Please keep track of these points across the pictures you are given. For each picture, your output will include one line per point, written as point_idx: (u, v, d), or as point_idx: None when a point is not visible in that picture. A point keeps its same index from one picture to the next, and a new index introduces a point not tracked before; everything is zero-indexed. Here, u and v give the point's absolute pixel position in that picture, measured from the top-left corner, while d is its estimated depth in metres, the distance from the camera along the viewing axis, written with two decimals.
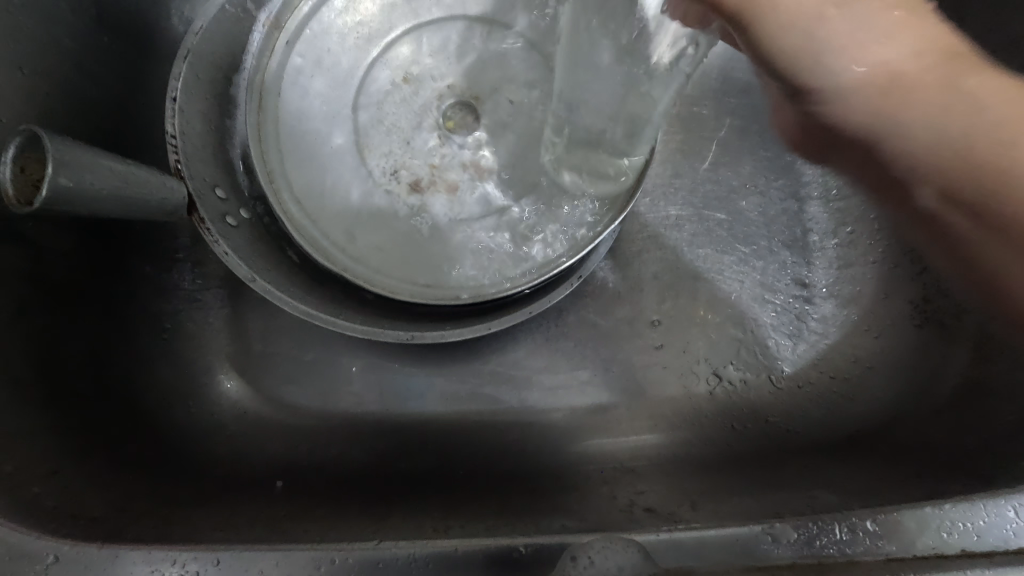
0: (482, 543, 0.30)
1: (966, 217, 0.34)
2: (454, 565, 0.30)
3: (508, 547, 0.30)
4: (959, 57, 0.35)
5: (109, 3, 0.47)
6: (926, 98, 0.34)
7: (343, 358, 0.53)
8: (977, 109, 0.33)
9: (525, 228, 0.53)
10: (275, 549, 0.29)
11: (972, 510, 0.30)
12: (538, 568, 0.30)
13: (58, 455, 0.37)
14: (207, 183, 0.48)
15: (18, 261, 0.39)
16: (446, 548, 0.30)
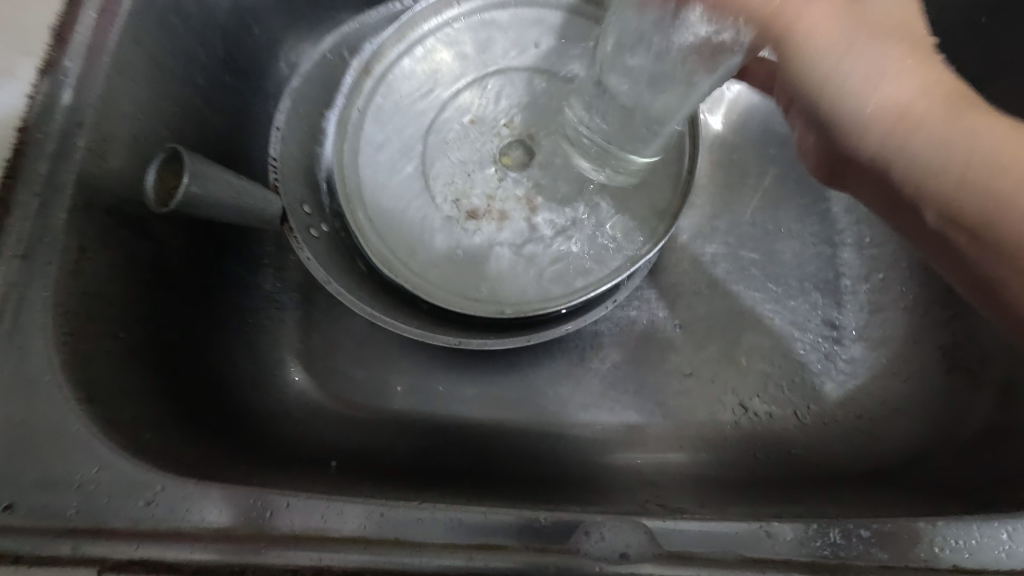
0: (508, 512, 0.34)
1: (968, 237, 0.36)
2: (482, 528, 0.34)
3: (529, 517, 0.34)
4: (967, 92, 0.35)
5: (236, 50, 0.58)
6: (936, 132, 0.35)
7: (397, 360, 0.59)
8: (980, 144, 0.34)
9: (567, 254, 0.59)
10: (334, 500, 0.35)
11: (966, 529, 0.32)
12: (557, 538, 0.33)
13: (164, 410, 0.44)
14: (297, 199, 0.57)
15: (145, 252, 0.47)
16: (477, 513, 0.34)
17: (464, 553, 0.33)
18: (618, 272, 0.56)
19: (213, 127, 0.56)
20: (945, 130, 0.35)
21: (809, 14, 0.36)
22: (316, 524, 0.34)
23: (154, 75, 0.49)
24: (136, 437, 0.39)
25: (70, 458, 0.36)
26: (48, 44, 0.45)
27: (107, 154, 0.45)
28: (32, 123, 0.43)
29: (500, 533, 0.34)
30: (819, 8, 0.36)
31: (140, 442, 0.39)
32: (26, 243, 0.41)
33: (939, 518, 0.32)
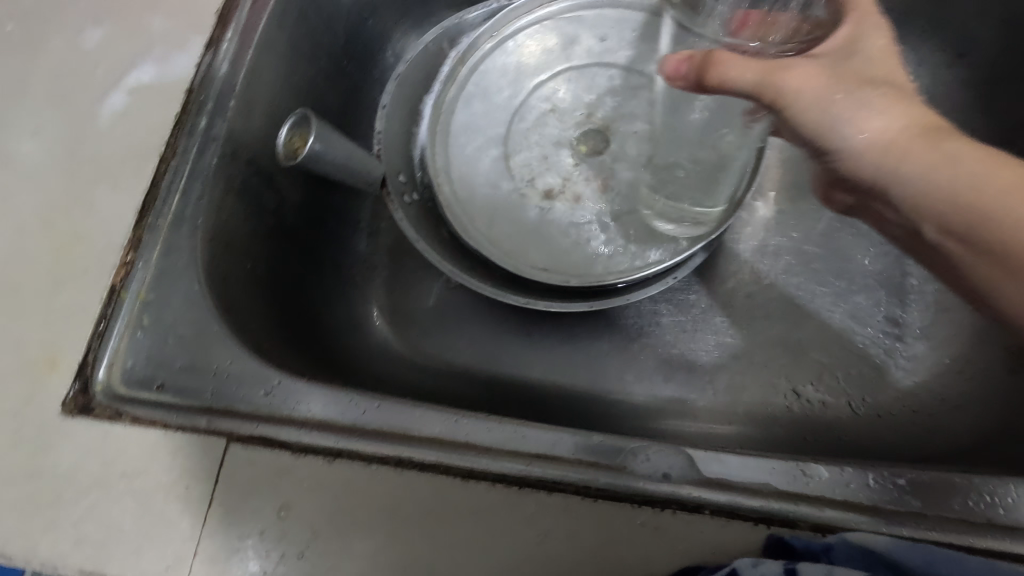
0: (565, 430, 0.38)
1: (963, 248, 0.43)
2: (540, 441, 0.38)
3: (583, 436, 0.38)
4: (940, 129, 0.43)
5: (355, 39, 0.67)
6: (922, 158, 0.43)
7: (469, 321, 0.65)
8: (955, 166, 0.42)
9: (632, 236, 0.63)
10: (416, 406, 0.40)
11: (1004, 488, 0.34)
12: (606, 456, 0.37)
13: (278, 330, 0.51)
14: (395, 169, 0.64)
15: (271, 199, 0.56)
16: (536, 428, 0.38)
17: (524, 459, 0.38)
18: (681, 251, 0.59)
19: (329, 102, 0.64)
20: (926, 160, 0.43)
21: (796, 78, 0.45)
22: (399, 423, 0.40)
23: (290, 54, 0.58)
24: (259, 345, 0.47)
25: (209, 352, 0.43)
26: (215, 25, 0.55)
27: (251, 116, 0.54)
28: (197, 87, 0.53)
29: (558, 447, 0.38)
30: (813, 67, 0.46)
31: (262, 349, 0.46)
32: (185, 180, 0.49)
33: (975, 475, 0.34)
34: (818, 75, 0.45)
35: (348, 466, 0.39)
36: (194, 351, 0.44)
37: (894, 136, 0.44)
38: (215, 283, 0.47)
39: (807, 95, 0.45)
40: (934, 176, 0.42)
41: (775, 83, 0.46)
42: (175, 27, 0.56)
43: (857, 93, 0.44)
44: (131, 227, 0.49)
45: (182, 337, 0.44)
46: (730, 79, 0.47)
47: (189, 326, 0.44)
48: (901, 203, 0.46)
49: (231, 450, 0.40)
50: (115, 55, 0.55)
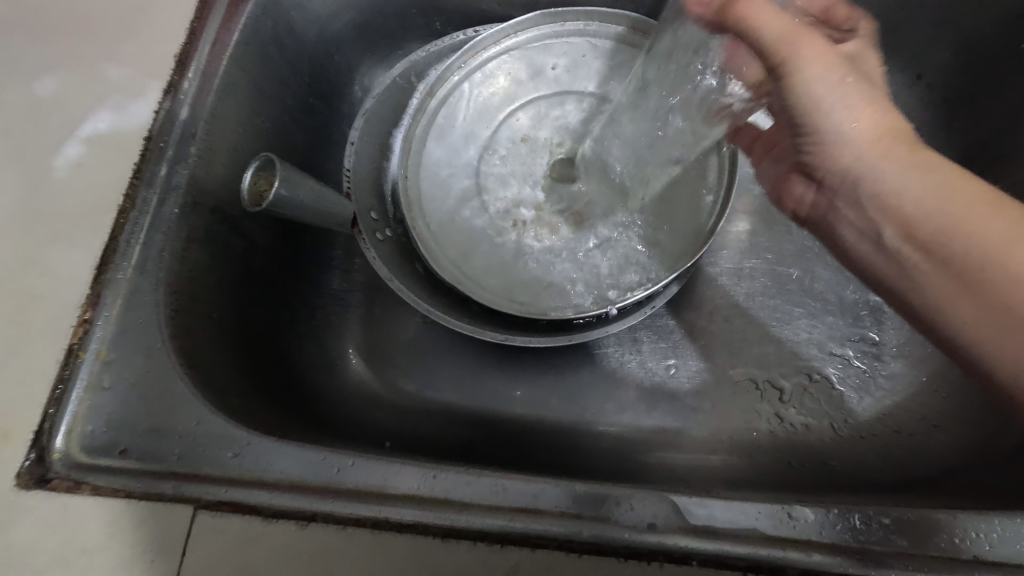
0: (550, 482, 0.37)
1: (920, 254, 0.44)
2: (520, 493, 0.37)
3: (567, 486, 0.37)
4: (907, 143, 0.46)
5: (319, 75, 0.66)
6: (895, 160, 0.45)
7: (447, 358, 0.64)
8: (933, 168, 0.44)
9: (609, 265, 0.63)
10: (393, 462, 0.39)
11: (988, 523, 0.33)
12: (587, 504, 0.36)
13: (248, 383, 0.50)
14: (366, 207, 0.63)
15: (238, 248, 0.54)
16: (516, 481, 0.37)
17: (506, 513, 0.36)
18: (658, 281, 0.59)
19: (296, 140, 0.63)
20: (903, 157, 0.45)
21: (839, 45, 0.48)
22: (380, 480, 0.38)
23: (253, 95, 0.57)
24: (227, 401, 0.45)
25: (174, 415, 0.41)
26: (172, 70, 0.54)
27: (213, 161, 0.53)
28: (155, 134, 0.51)
29: (541, 499, 0.37)
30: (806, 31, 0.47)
31: (231, 406, 0.45)
32: (146, 233, 0.48)
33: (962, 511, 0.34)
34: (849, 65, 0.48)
35: (319, 531, 0.38)
36: (159, 414, 0.41)
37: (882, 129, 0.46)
38: (183, 340, 0.46)
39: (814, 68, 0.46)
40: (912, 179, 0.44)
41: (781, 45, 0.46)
42: (131, 72, 0.54)
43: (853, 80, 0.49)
44: (89, 284, 0.47)
45: (145, 399, 0.42)
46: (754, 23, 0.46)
47: (154, 388, 0.42)
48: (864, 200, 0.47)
49: (199, 519, 0.39)
50: (69, 102, 0.53)
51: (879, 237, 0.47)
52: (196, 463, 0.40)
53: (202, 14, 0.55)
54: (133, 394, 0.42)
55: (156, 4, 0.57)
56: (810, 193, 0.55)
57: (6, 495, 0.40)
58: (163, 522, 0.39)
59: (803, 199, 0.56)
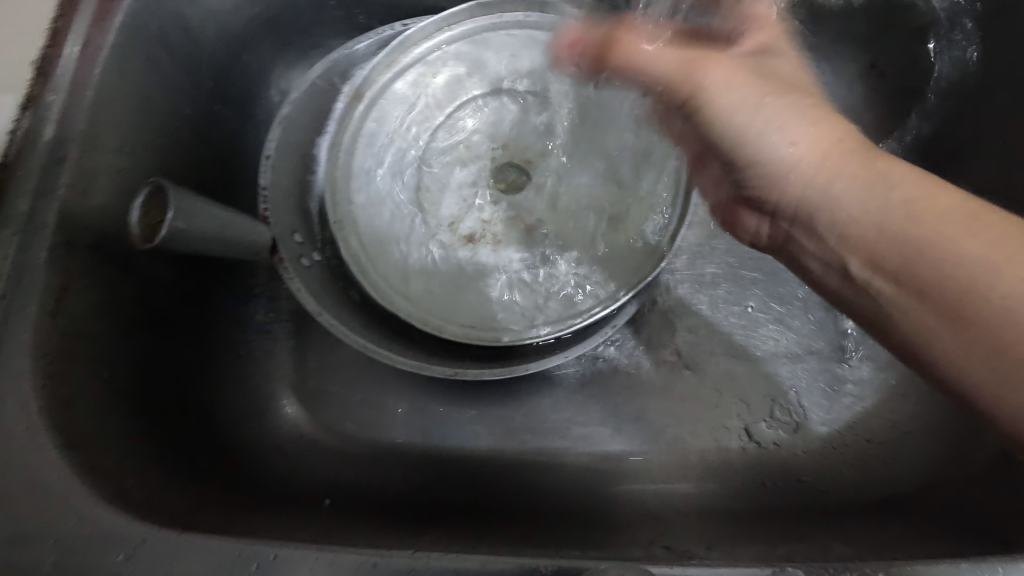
0: (512, 562, 0.32)
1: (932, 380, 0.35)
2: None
3: (531, 567, 0.32)
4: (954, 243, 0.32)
5: (224, 79, 0.57)
6: (952, 301, 0.32)
7: (391, 394, 0.57)
8: (953, 267, 0.32)
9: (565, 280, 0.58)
10: (326, 551, 0.33)
11: (991, 571, 0.30)
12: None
13: (150, 453, 0.42)
14: (288, 229, 0.56)
15: (131, 290, 0.46)
16: (473, 565, 0.32)
17: None
18: (617, 298, 0.54)
19: (200, 156, 0.55)
20: (865, 183, 0.35)
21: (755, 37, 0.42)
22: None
23: (140, 107, 0.48)
24: (123, 484, 0.38)
25: (54, 515, 0.34)
26: (30, 80, 0.44)
27: (90, 190, 0.44)
28: (13, 160, 0.42)
29: None
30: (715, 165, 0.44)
31: (128, 490, 0.38)
32: (8, 285, 0.40)
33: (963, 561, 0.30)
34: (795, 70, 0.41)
35: None
36: (32, 515, 0.34)
37: (829, 150, 0.37)
38: (63, 414, 0.38)
39: (723, 96, 0.39)
40: (876, 220, 0.35)
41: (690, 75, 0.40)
42: None
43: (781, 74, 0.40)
44: None
45: (14, 497, 0.35)
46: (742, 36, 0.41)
47: (25, 483, 0.35)
48: (824, 233, 0.37)
49: None
50: None
51: (845, 269, 0.37)
52: (81, 570, 0.33)
53: (67, 10, 0.46)
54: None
55: None
56: (764, 225, 0.42)
57: None
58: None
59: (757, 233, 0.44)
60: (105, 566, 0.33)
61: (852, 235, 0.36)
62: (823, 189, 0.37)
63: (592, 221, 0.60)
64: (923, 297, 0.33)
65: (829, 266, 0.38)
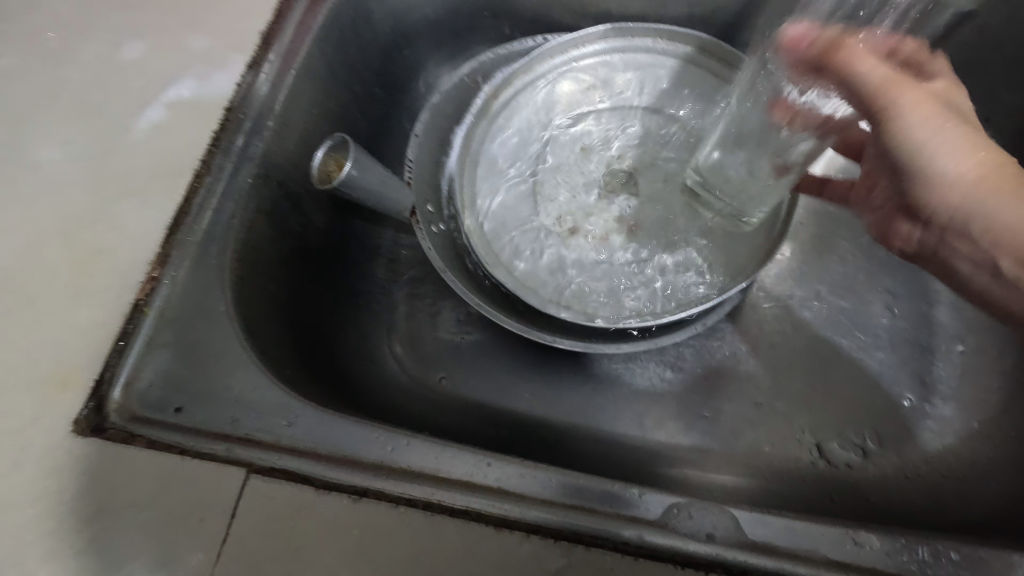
0: (604, 482, 0.36)
1: None
2: (576, 490, 0.37)
3: (623, 488, 0.36)
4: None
5: (388, 68, 0.67)
6: None
7: (488, 357, 0.64)
8: None
9: (659, 278, 0.63)
10: (451, 447, 0.39)
11: None
12: (643, 508, 0.36)
13: (297, 357, 0.50)
14: (423, 198, 0.64)
15: (295, 224, 0.55)
16: (574, 480, 0.37)
17: (562, 509, 0.36)
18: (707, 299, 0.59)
19: (361, 127, 0.64)
20: (1017, 199, 0.42)
21: (905, 98, 0.43)
22: (434, 464, 0.38)
23: (329, 79, 0.58)
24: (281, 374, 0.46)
25: (233, 380, 0.42)
26: (255, 47, 0.55)
27: (285, 138, 0.54)
28: (235, 105, 0.53)
29: (599, 499, 0.36)
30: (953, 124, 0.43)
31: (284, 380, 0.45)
32: (218, 199, 0.49)
33: None
34: (921, 105, 0.43)
35: (371, 507, 0.37)
36: (216, 378, 0.42)
37: (991, 170, 0.42)
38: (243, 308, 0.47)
39: (913, 114, 0.43)
40: (1015, 230, 0.42)
41: (887, 96, 0.43)
42: (216, 47, 0.56)
43: (944, 125, 0.43)
44: (159, 243, 0.48)
45: (204, 361, 0.43)
46: (852, 73, 0.43)
47: (213, 352, 0.43)
48: (976, 237, 0.44)
49: (251, 483, 0.38)
50: (154, 69, 0.55)
51: (996, 268, 0.44)
52: (252, 424, 0.40)
53: None
54: (189, 358, 0.43)
55: None
56: (915, 231, 0.49)
57: (58, 441, 0.41)
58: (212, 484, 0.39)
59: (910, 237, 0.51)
60: (272, 425, 0.40)
61: (1003, 243, 0.43)
62: (971, 204, 0.43)
63: (691, 230, 0.65)
64: None
65: (981, 267, 0.45)
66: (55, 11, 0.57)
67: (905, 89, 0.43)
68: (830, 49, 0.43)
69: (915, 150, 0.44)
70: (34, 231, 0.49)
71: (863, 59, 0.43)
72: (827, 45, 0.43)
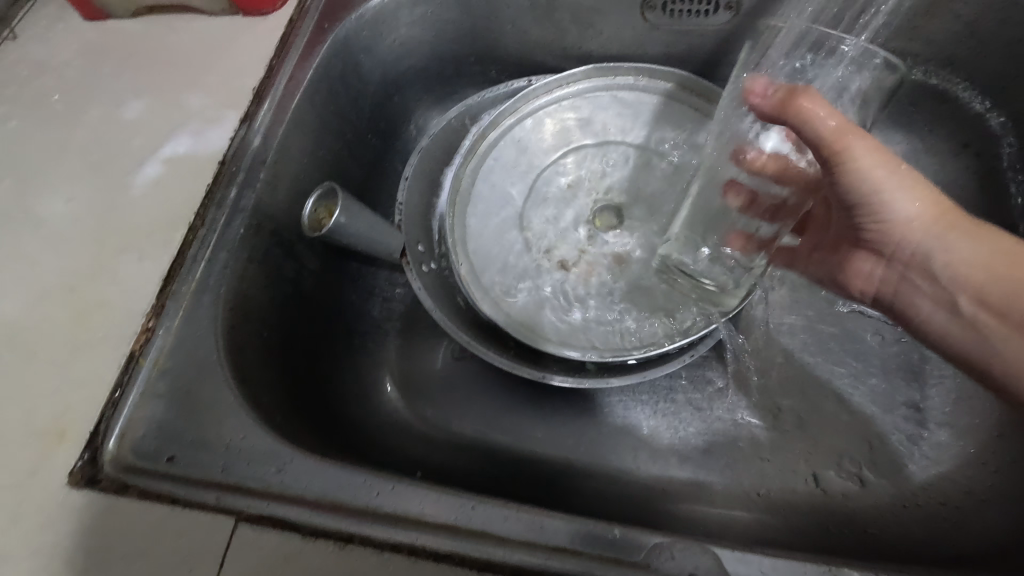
0: (586, 521, 0.37)
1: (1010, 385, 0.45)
2: (557, 530, 0.37)
3: (604, 528, 0.37)
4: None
5: (379, 115, 0.70)
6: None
7: (482, 395, 0.64)
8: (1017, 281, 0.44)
9: (647, 311, 0.63)
10: (436, 489, 0.39)
11: None
12: (622, 548, 0.36)
13: (287, 400, 0.51)
14: (413, 239, 0.66)
15: (289, 269, 0.57)
16: (556, 519, 0.37)
17: (543, 551, 0.36)
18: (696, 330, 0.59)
19: (353, 171, 0.66)
20: (968, 237, 0.47)
21: (857, 144, 0.46)
22: (419, 505, 0.38)
23: (319, 129, 0.61)
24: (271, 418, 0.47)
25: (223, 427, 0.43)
26: (248, 101, 0.58)
27: (278, 187, 0.56)
28: (228, 158, 0.55)
29: (579, 540, 0.36)
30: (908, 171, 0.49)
31: (273, 425, 0.46)
32: (211, 251, 0.50)
33: None
34: (874, 151, 0.47)
35: (357, 553, 0.38)
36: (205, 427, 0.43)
37: (938, 211, 0.48)
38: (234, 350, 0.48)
39: (865, 162, 0.47)
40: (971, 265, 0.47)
41: (846, 142, 0.46)
42: (210, 103, 0.59)
43: (898, 170, 0.48)
44: (155, 295, 0.49)
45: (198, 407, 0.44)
46: (812, 120, 0.46)
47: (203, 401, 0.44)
48: (937, 273, 0.48)
49: (238, 534, 0.39)
50: (153, 127, 0.58)
51: (954, 304, 0.47)
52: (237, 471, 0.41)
53: (280, 53, 0.60)
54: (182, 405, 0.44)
55: (238, 42, 0.62)
56: (878, 268, 0.54)
57: (56, 493, 0.42)
58: (202, 533, 0.40)
59: (871, 276, 0.56)
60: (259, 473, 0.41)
61: (961, 275, 0.47)
62: (928, 239, 0.48)
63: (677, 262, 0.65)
64: (1008, 330, 0.44)
65: (937, 304, 0.49)
66: (61, 74, 0.61)
67: (859, 137, 0.47)
68: (790, 99, 0.47)
69: (872, 188, 0.48)
70: (37, 285, 0.51)
71: (821, 109, 0.46)
72: (790, 95, 0.47)
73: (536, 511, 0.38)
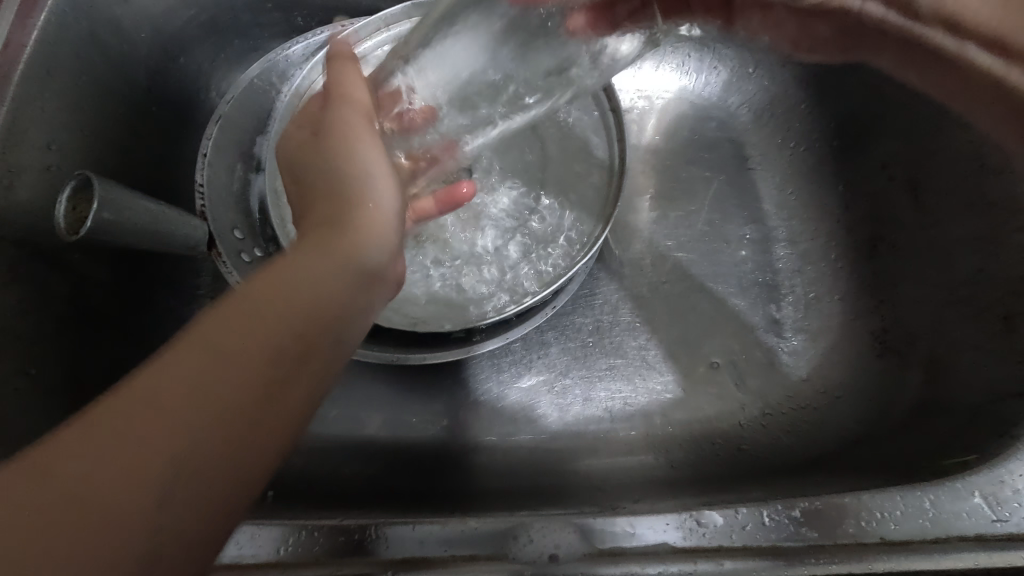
0: (493, 521, 0.37)
1: None
2: (464, 538, 0.36)
3: (508, 527, 0.37)
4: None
5: (159, 84, 0.58)
6: None
7: (341, 388, 0.58)
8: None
9: (524, 259, 0.55)
10: (257, 524, 0.36)
11: (889, 501, 0.36)
12: (496, 537, 0.36)
13: None
14: (228, 225, 0.55)
15: (62, 288, 0.48)
16: (460, 528, 0.37)
17: (418, 563, 0.35)
18: (571, 267, 0.52)
19: (119, 161, 0.54)
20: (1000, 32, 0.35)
21: None
22: (287, 551, 0.35)
23: (67, 108, 0.49)
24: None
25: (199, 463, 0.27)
26: None
27: (14, 185, 0.45)
28: None
29: (457, 542, 0.36)
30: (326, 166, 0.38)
31: None
32: None
33: (845, 496, 0.36)
34: None
35: None
36: (224, 450, 0.28)
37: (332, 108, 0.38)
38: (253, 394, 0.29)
39: None
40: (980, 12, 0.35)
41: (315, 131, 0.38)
42: None
43: None
44: None
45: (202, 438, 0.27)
46: None
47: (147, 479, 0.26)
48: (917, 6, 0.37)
49: None
50: None
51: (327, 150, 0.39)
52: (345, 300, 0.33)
53: None
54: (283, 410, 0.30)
55: None
56: None
57: None
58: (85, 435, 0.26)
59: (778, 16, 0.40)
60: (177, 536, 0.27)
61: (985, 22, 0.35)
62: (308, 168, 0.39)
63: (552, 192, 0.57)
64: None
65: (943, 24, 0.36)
66: None
67: None
68: None
69: None
70: None
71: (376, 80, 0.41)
72: None
73: (410, 524, 0.37)
